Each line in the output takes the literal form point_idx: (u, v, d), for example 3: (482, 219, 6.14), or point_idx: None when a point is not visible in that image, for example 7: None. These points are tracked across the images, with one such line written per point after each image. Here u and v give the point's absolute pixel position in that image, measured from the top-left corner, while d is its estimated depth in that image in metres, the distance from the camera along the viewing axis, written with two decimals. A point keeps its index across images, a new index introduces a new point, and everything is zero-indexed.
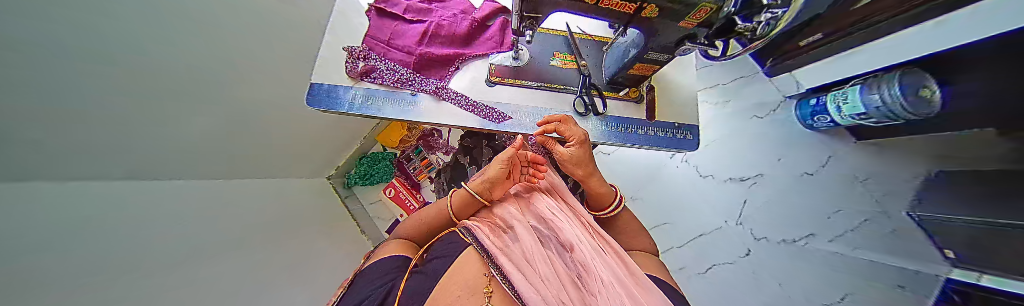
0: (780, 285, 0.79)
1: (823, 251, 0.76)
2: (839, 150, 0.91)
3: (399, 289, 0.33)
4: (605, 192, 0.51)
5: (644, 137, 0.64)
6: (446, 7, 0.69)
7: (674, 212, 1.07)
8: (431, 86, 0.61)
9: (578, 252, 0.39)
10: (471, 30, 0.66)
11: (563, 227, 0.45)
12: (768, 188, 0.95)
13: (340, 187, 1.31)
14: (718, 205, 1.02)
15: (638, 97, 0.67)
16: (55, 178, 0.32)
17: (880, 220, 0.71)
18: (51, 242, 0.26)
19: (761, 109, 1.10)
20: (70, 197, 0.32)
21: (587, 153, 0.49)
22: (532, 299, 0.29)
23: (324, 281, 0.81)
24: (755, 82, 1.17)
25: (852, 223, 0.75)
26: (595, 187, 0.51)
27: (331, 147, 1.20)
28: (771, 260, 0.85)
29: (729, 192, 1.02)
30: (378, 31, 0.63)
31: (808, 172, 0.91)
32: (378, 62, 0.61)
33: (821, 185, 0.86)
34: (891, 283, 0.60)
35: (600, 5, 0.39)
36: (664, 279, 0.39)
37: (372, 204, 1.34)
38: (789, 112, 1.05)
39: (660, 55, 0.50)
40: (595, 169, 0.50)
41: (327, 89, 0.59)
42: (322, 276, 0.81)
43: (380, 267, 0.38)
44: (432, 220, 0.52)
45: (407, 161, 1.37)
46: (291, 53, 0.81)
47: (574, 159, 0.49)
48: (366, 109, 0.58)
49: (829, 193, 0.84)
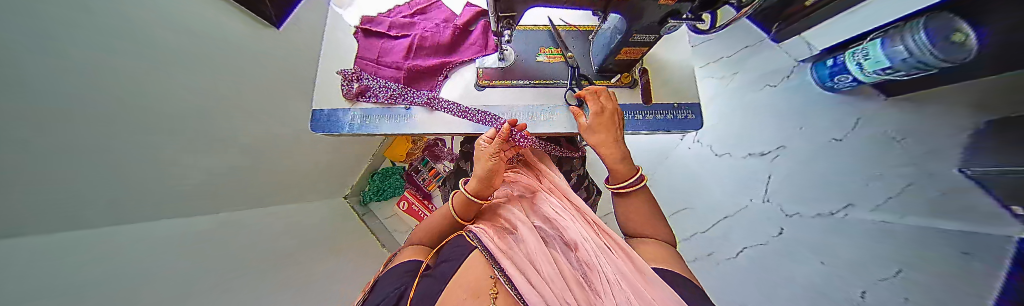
0: (824, 264, 0.59)
1: (870, 222, 0.51)
2: (867, 110, 0.66)
3: (410, 292, 0.34)
4: (621, 167, 0.46)
5: (644, 122, 0.62)
6: (428, 18, 0.70)
7: (693, 195, 1.12)
8: (423, 98, 0.62)
9: (582, 251, 0.38)
10: (454, 37, 0.67)
11: (568, 225, 0.43)
12: (792, 161, 0.79)
13: (356, 205, 1.36)
14: (731, 185, 0.98)
15: (632, 82, 0.66)
16: (36, 227, 0.31)
17: (931, 182, 0.42)
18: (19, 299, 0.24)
19: (772, 77, 0.97)
20: (40, 251, 0.29)
21: (611, 122, 0.48)
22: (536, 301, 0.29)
23: None
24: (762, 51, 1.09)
25: (890, 187, 0.47)
26: (611, 157, 0.47)
27: (343, 169, 1.26)
28: (805, 235, 0.67)
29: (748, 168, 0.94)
30: (367, 51, 0.65)
31: (837, 137, 0.67)
32: (370, 81, 0.63)
33: (845, 150, 0.63)
34: (954, 255, 0.32)
35: None
36: (681, 272, 0.35)
37: (388, 218, 1.39)
38: (806, 77, 0.89)
39: (645, 36, 0.49)
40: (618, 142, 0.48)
41: (327, 114, 0.62)
42: None
43: (394, 271, 0.39)
44: (438, 224, 0.51)
45: (416, 173, 1.40)
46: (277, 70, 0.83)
47: (593, 126, 0.48)
48: (365, 128, 0.61)
49: (860, 157, 0.57)
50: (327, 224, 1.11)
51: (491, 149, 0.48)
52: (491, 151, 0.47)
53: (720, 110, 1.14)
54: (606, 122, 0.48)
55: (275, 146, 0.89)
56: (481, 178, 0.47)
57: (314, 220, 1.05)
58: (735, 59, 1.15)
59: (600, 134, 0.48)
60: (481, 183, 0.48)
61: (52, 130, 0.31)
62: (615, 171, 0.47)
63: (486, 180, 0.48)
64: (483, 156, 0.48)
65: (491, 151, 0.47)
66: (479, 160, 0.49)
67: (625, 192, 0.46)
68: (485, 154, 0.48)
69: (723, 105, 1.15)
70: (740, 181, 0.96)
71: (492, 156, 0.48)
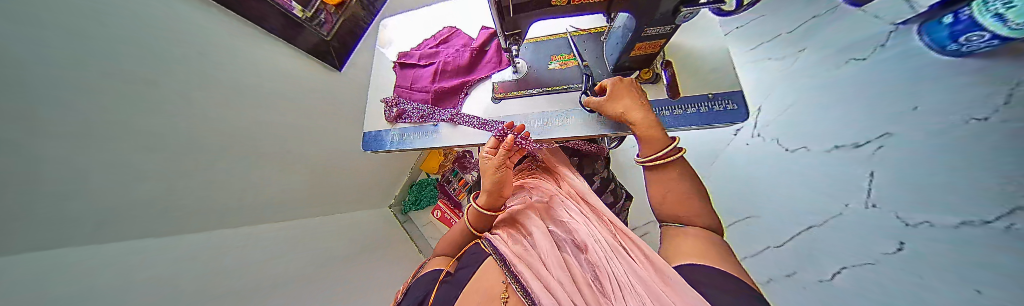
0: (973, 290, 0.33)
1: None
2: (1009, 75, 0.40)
3: (431, 299, 0.38)
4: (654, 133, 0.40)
5: (673, 117, 0.55)
6: (450, 45, 0.80)
7: (755, 202, 0.89)
8: (447, 115, 0.69)
9: (593, 253, 0.39)
10: (472, 58, 0.74)
11: (580, 228, 0.45)
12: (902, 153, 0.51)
13: (399, 214, 1.54)
14: (799, 190, 0.74)
15: (653, 77, 0.62)
16: (66, 244, 0.35)
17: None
18: None
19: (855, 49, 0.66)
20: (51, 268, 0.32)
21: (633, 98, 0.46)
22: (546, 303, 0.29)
23: None
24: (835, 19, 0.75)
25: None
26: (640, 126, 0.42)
27: (387, 181, 1.46)
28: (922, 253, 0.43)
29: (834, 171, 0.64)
30: (403, 80, 0.77)
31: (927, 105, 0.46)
32: (405, 105, 0.73)
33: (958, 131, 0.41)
34: None
35: (573, 3, 0.41)
36: (735, 274, 0.26)
37: (425, 225, 1.53)
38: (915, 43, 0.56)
39: (659, 28, 0.46)
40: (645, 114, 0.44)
41: (374, 134, 0.75)
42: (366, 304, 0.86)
43: (421, 280, 0.44)
44: (458, 234, 0.55)
45: (447, 183, 1.51)
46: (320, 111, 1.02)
47: (611, 97, 0.47)
48: (402, 144, 0.72)
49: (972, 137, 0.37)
50: (374, 231, 1.28)
51: (495, 161, 0.51)
52: (493, 165, 0.51)
53: (783, 98, 0.84)
54: (625, 94, 0.46)
55: (325, 168, 1.07)
56: (488, 192, 0.50)
57: (363, 227, 1.22)
58: (798, 36, 0.85)
59: (619, 104, 0.45)
60: (490, 196, 0.50)
61: (87, 159, 0.38)
62: (646, 135, 0.40)
63: (495, 194, 0.50)
64: (489, 169, 0.51)
65: (495, 163, 0.51)
66: (484, 173, 0.52)
67: (661, 164, 0.38)
68: (489, 167, 0.51)
69: (787, 90, 0.84)
70: (815, 182, 0.69)
71: (497, 168, 0.51)
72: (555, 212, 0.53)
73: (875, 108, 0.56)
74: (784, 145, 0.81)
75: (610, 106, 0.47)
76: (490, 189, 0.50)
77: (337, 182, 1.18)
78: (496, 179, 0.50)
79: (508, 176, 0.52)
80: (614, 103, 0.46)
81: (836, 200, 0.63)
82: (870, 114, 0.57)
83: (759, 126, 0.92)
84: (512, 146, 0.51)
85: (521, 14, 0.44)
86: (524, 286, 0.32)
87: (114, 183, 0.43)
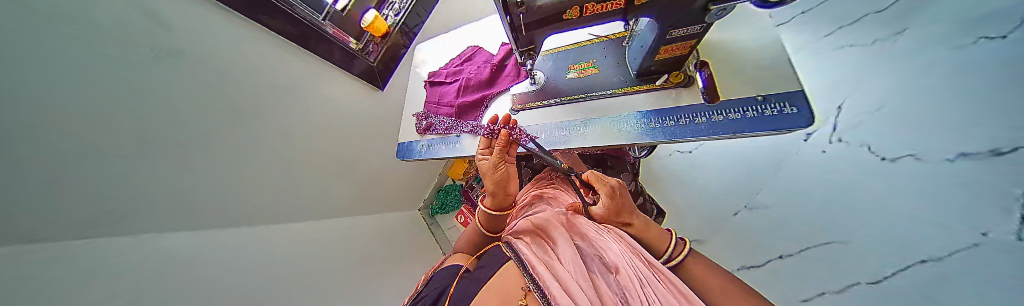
0: None
1: None
2: None
3: (449, 293, 0.39)
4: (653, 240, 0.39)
5: (709, 125, 0.49)
6: (472, 62, 0.86)
7: (831, 222, 0.70)
8: (469, 127, 0.74)
9: (622, 274, 0.33)
10: (492, 73, 0.78)
11: (608, 245, 0.38)
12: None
13: (427, 217, 1.64)
14: (898, 209, 0.56)
15: (685, 81, 0.56)
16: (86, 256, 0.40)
17: None
18: None
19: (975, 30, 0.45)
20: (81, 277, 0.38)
21: (627, 204, 0.42)
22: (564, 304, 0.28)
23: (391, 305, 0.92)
24: None
25: None
26: (648, 235, 0.40)
27: (417, 184, 1.58)
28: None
29: (943, 182, 0.48)
30: (431, 96, 0.86)
31: None
32: (433, 119, 0.81)
33: None
34: None
35: (586, 14, 0.41)
36: None
37: (450, 229, 1.59)
38: None
39: (686, 29, 0.42)
40: (646, 218, 0.42)
41: (406, 145, 0.84)
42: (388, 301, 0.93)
43: (442, 273, 0.46)
44: (475, 236, 0.57)
45: (470, 190, 1.56)
46: (360, 117, 1.18)
47: (612, 212, 0.42)
48: (428, 154, 0.78)
49: None
50: (404, 231, 1.38)
51: (492, 161, 0.52)
52: (490, 165, 0.51)
53: (865, 103, 0.67)
54: (622, 206, 0.42)
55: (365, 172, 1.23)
56: (492, 193, 0.51)
57: (394, 226, 1.34)
58: (888, 15, 0.63)
59: (621, 217, 0.42)
60: (495, 197, 0.52)
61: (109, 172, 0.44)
62: (651, 242, 0.39)
63: (498, 194, 0.52)
64: (487, 170, 0.52)
65: (492, 163, 0.51)
66: (484, 174, 0.53)
67: None
68: (487, 167, 0.52)
69: (888, 78, 0.62)
70: (931, 199, 0.50)
71: (496, 166, 0.52)
72: (579, 226, 0.48)
73: (980, 101, 0.42)
74: (878, 154, 0.61)
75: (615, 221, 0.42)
76: (493, 189, 0.51)
77: (376, 186, 1.32)
78: (497, 178, 0.51)
79: (507, 173, 0.53)
80: (616, 216, 0.43)
81: (942, 219, 0.48)
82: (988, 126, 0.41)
83: (838, 129, 0.75)
84: (507, 143, 0.52)
85: (535, 30, 0.45)
86: (542, 288, 0.32)
87: (141, 189, 0.51)
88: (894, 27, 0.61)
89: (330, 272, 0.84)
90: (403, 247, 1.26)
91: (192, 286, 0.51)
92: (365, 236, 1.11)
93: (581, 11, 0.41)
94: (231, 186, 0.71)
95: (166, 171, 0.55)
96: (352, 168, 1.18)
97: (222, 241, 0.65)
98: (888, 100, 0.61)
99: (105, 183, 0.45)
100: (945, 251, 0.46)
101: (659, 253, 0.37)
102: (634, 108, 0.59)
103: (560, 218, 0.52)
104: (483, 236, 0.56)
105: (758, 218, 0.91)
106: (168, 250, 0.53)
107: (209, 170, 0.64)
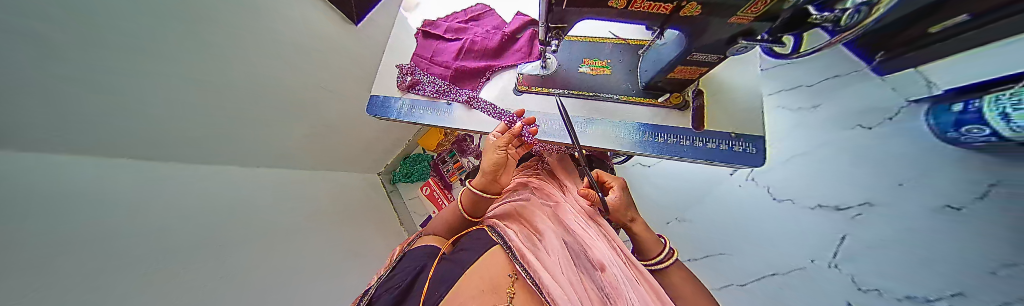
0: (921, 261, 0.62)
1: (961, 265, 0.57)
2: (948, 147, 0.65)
3: (429, 276, 0.35)
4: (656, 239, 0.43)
5: (693, 149, 0.55)
6: (481, 24, 0.76)
7: (738, 243, 0.91)
8: (464, 96, 0.67)
9: (608, 273, 0.35)
10: (502, 43, 0.70)
11: (594, 244, 0.40)
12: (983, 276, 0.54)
13: (386, 183, 1.42)
14: (802, 239, 0.82)
15: (681, 104, 0.60)
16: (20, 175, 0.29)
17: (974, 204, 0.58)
18: (35, 265, 0.23)
19: (865, 117, 0.85)
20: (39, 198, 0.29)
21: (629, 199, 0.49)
22: (560, 296, 0.28)
23: (350, 271, 0.83)
24: (854, 84, 0.92)
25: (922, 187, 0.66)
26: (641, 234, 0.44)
27: (383, 148, 1.36)
28: None
29: (819, 223, 0.81)
30: (423, 50, 0.72)
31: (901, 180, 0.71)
32: (421, 77, 0.70)
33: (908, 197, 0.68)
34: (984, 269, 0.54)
35: (630, 8, 0.38)
36: None
37: (410, 199, 1.42)
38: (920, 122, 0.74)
39: (706, 56, 0.45)
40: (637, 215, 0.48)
41: (383, 100, 0.71)
42: (350, 267, 0.83)
43: (413, 255, 0.41)
44: (450, 218, 0.53)
45: (441, 164, 1.41)
46: (339, 56, 0.93)
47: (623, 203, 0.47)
48: (410, 116, 0.68)
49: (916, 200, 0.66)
50: (358, 193, 1.19)
51: (500, 140, 0.52)
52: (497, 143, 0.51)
53: (791, 144, 0.94)
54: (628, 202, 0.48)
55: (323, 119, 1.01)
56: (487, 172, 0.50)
57: (347, 186, 1.15)
58: (815, 90, 0.98)
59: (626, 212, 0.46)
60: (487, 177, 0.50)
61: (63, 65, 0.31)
62: (647, 245, 0.42)
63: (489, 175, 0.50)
64: (492, 147, 0.51)
65: (500, 141, 0.52)
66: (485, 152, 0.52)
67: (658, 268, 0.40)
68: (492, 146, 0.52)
69: (807, 135, 0.92)
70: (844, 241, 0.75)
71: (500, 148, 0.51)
72: (565, 221, 0.49)
73: (884, 167, 0.75)
74: (771, 194, 0.92)
75: (622, 212, 0.46)
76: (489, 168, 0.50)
77: (341, 140, 1.12)
78: (496, 159, 0.50)
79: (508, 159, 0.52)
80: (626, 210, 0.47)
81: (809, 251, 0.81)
82: (856, 191, 0.77)
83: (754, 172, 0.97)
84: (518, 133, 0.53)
85: (572, 8, 0.41)
86: (536, 279, 0.31)
87: (111, 101, 0.39)
88: (813, 101, 0.97)
89: (288, 225, 0.72)
90: (360, 212, 1.10)
91: (167, 223, 0.42)
92: (320, 193, 0.96)
93: (628, 4, 0.37)
94: (195, 116, 0.55)
95: (148, 88, 0.43)
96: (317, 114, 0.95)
97: (175, 177, 0.52)
98: (801, 151, 0.92)
99: (73, 106, 0.35)
100: (787, 269, 0.82)
101: (652, 253, 0.41)
102: (634, 118, 0.61)
103: (548, 212, 0.52)
104: (461, 219, 0.53)
105: (688, 230, 0.99)
106: (123, 178, 0.42)
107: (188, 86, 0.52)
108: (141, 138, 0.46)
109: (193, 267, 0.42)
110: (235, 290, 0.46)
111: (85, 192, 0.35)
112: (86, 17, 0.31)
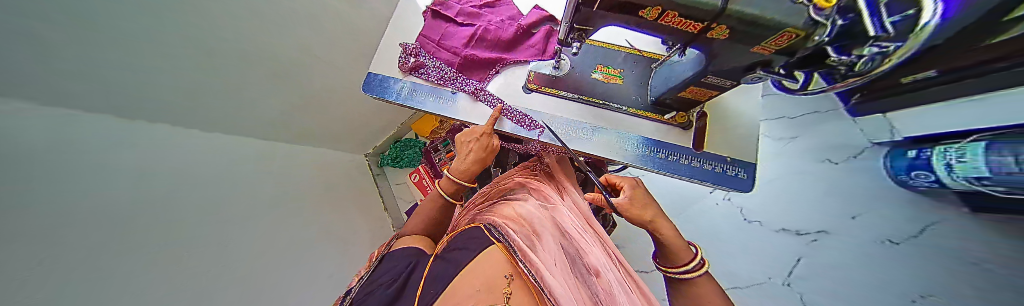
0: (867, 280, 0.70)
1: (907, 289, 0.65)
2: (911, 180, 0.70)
3: (422, 277, 0.33)
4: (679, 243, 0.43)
5: (689, 168, 0.57)
6: (495, 13, 0.72)
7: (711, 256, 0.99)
8: (471, 87, 0.64)
9: (604, 278, 0.36)
10: (517, 36, 0.67)
11: (590, 250, 0.41)
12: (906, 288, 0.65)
13: (374, 165, 1.35)
14: (767, 256, 0.93)
15: (686, 123, 0.61)
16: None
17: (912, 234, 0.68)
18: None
19: (837, 153, 0.91)
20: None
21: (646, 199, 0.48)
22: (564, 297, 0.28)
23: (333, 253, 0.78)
24: (829, 120, 0.99)
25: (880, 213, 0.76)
26: (666, 240, 0.44)
27: (373, 129, 1.28)
28: None
29: (784, 243, 0.91)
30: (431, 31, 0.67)
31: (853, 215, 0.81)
32: (426, 60, 0.65)
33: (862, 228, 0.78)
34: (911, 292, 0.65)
35: (660, 21, 0.37)
36: None
37: (398, 184, 1.36)
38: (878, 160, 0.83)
39: (720, 80, 0.45)
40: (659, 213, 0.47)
41: (382, 79, 0.66)
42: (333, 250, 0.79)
43: (398, 256, 0.39)
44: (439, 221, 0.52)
45: (434, 152, 1.34)
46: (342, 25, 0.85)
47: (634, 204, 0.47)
48: (410, 100, 0.63)
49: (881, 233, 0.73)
50: (342, 172, 1.12)
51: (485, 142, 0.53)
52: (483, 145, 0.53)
53: (768, 171, 1.03)
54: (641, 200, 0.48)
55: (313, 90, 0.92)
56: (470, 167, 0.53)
57: (331, 164, 1.08)
58: (797, 122, 1.06)
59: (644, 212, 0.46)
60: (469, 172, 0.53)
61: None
62: (675, 251, 0.42)
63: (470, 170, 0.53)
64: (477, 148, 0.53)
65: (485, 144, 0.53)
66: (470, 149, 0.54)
67: (686, 277, 0.40)
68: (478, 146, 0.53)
69: (781, 163, 1.02)
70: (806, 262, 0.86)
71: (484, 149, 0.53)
72: (562, 224, 0.49)
73: (851, 200, 0.83)
74: (744, 214, 1.01)
75: (639, 211, 0.46)
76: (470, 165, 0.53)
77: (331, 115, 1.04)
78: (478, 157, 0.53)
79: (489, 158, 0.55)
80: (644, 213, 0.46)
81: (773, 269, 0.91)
82: (822, 222, 0.86)
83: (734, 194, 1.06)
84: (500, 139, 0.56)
85: (601, 11, 0.39)
86: (539, 279, 0.30)
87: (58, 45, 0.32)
88: (791, 133, 1.06)
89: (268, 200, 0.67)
90: (344, 194, 1.04)
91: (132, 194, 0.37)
92: (303, 170, 0.89)
93: (659, 16, 0.36)
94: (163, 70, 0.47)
95: (109, 33, 0.36)
96: (308, 86, 0.86)
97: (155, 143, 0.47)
98: (775, 177, 1.01)
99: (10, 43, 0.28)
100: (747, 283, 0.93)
101: (682, 262, 0.40)
102: (638, 131, 0.61)
103: (546, 213, 0.52)
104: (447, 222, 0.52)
105: None
106: (100, 135, 0.38)
107: (166, 38, 0.45)
108: (100, 87, 0.39)
109: (192, 252, 0.41)
110: (210, 273, 0.42)
111: (49, 152, 0.31)
112: (87, 19, 0.34)
